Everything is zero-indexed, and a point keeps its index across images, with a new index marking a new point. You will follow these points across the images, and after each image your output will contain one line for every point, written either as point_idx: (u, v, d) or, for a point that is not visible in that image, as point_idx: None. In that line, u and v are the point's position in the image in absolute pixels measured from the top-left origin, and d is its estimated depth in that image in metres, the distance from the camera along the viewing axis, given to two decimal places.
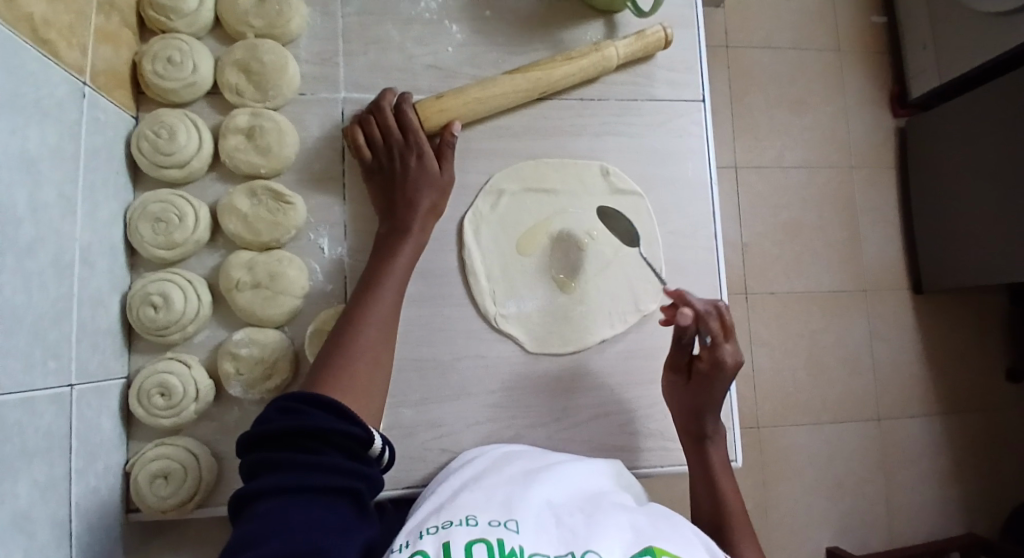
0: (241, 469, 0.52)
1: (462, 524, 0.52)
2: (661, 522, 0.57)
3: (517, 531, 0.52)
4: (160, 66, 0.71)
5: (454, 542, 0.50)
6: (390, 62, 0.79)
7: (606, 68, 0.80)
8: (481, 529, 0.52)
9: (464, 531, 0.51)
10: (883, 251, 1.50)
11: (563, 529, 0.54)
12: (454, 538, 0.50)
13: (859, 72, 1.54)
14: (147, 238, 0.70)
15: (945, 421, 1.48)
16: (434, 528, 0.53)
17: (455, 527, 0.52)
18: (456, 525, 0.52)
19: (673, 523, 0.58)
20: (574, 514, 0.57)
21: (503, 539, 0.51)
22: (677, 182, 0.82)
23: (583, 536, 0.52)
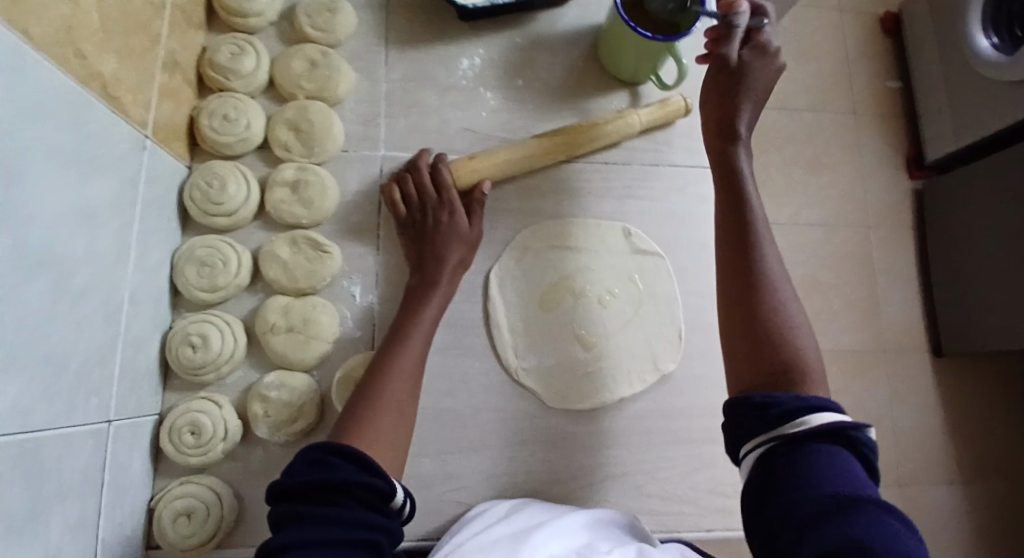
0: (270, 519, 0.54)
1: None
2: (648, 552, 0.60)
3: None
4: (217, 122, 0.77)
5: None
6: (428, 123, 0.84)
7: (630, 134, 0.84)
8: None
9: None
10: (901, 313, 1.50)
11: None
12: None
13: (876, 135, 1.58)
14: (192, 281, 0.74)
15: (967, 490, 1.44)
16: None
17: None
18: None
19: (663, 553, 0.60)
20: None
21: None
22: (696, 244, 0.85)
23: None
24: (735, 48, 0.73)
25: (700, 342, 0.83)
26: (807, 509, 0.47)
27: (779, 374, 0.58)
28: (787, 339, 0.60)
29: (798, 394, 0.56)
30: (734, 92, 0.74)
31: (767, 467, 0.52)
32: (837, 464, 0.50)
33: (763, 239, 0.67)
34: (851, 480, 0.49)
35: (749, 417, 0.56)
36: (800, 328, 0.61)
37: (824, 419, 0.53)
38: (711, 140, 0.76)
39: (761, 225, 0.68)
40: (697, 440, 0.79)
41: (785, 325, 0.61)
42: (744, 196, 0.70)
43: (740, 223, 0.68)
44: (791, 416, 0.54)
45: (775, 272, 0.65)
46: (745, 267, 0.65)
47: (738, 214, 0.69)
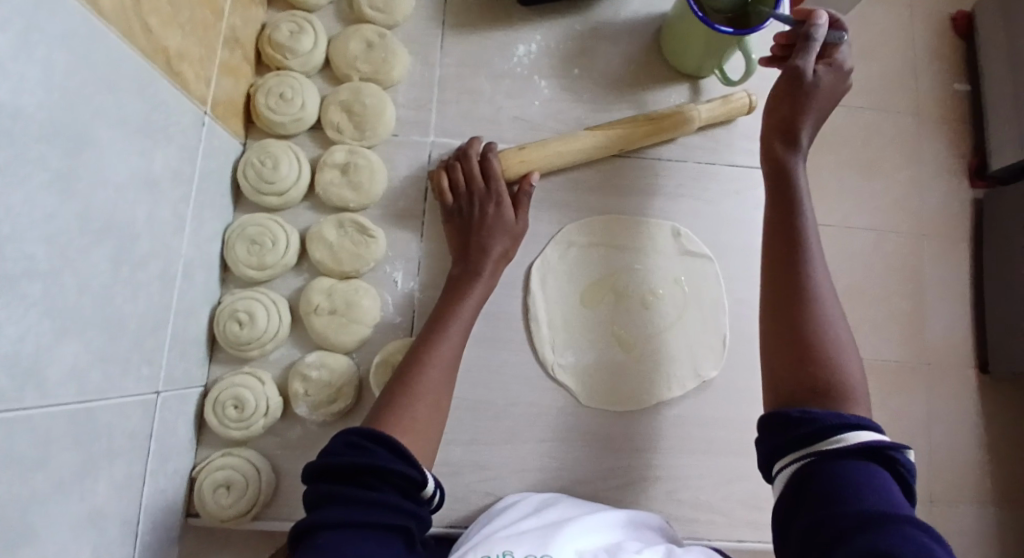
0: (304, 497, 0.55)
1: None
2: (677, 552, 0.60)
3: None
4: (272, 100, 0.76)
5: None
6: (480, 110, 0.82)
7: (688, 132, 0.82)
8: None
9: None
10: (950, 327, 1.45)
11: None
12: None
13: (938, 140, 1.51)
14: (241, 258, 0.74)
15: (1002, 514, 1.40)
16: None
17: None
18: None
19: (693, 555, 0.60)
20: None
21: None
22: (746, 250, 0.83)
23: None
24: (811, 60, 0.69)
25: (743, 350, 0.81)
26: (842, 523, 0.46)
27: (817, 388, 0.57)
28: (829, 353, 0.58)
29: (835, 411, 0.55)
30: (799, 104, 0.70)
31: (802, 478, 0.52)
32: (873, 481, 0.49)
33: (811, 248, 0.65)
34: (885, 496, 0.48)
35: (783, 430, 0.55)
36: (842, 340, 0.60)
37: (859, 435, 0.52)
38: (767, 140, 0.73)
39: (811, 233, 0.66)
40: (732, 450, 0.78)
41: (827, 338, 0.59)
42: (795, 200, 0.68)
43: (789, 230, 0.66)
44: (825, 430, 0.53)
45: (820, 283, 0.63)
46: (791, 274, 0.63)
47: (786, 219, 0.67)
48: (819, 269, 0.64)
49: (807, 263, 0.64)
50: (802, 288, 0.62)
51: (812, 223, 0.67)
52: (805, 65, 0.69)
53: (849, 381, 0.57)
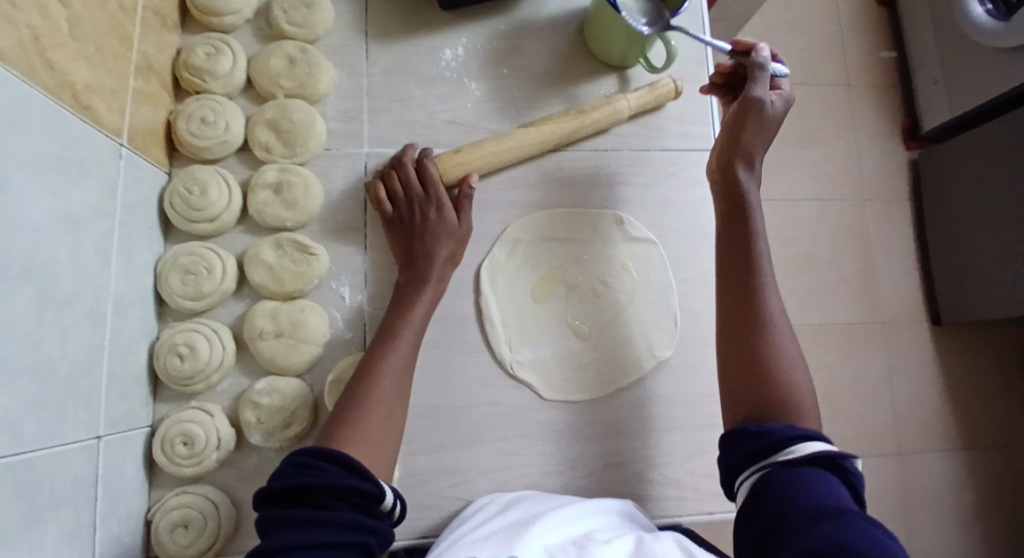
0: (257, 524, 0.54)
1: None
2: (645, 539, 0.61)
3: None
4: (195, 125, 0.75)
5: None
6: (413, 116, 0.82)
7: (619, 120, 0.82)
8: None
9: None
10: (899, 286, 1.49)
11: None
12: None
13: (871, 108, 1.56)
14: (176, 289, 0.72)
15: (967, 459, 1.45)
16: None
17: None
18: None
19: (661, 540, 0.61)
20: (568, 550, 0.59)
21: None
22: (689, 230, 0.84)
23: None
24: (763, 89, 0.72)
25: (695, 328, 0.82)
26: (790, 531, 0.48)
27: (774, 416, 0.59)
28: (785, 379, 0.61)
29: (791, 425, 0.57)
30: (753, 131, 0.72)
31: (758, 490, 0.53)
32: (822, 487, 0.51)
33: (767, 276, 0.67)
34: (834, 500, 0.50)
35: (744, 442, 0.58)
36: (793, 354, 0.63)
37: (811, 446, 0.54)
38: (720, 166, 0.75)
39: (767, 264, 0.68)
40: (694, 427, 0.79)
41: (784, 363, 0.62)
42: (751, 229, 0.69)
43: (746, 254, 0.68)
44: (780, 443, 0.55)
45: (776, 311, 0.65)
46: (750, 303, 0.65)
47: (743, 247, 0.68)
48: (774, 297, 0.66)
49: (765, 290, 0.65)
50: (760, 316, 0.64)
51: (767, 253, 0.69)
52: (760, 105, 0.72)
53: (803, 410, 0.59)
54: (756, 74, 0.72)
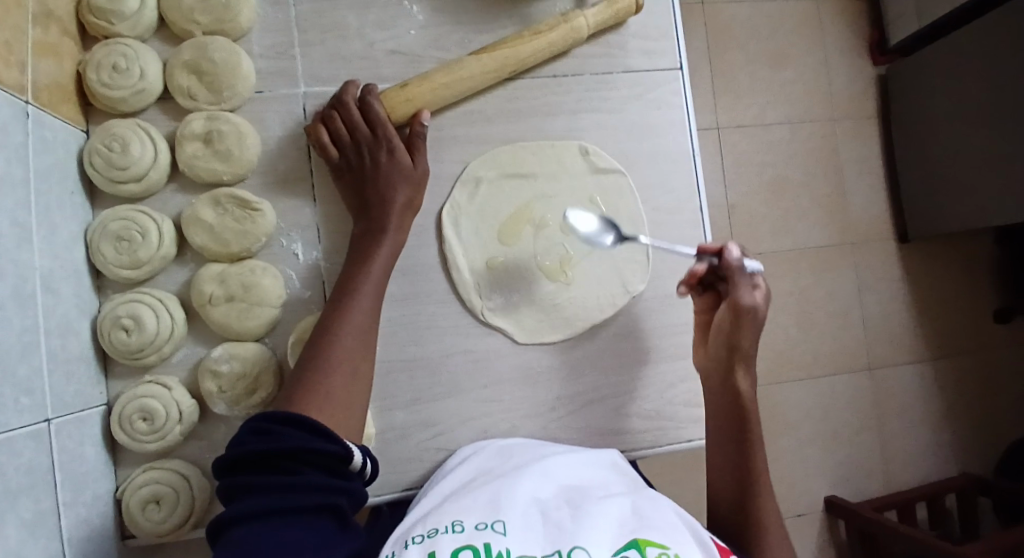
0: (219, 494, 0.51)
1: (447, 531, 0.53)
2: (645, 511, 0.58)
3: (504, 534, 0.54)
4: (105, 75, 0.67)
5: (440, 550, 0.51)
6: (350, 51, 0.75)
7: (577, 40, 0.76)
8: (466, 535, 0.53)
9: (449, 538, 0.52)
10: (869, 202, 1.49)
11: (550, 526, 0.55)
12: (439, 546, 0.51)
13: (837, 19, 1.50)
14: (111, 259, 0.67)
15: (937, 367, 1.49)
16: (420, 536, 0.54)
17: (440, 535, 0.53)
18: (442, 533, 0.53)
19: (662, 511, 0.58)
20: (562, 508, 0.58)
21: (491, 542, 0.52)
22: (658, 156, 0.80)
23: (569, 531, 0.54)
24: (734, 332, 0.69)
25: (669, 259, 0.79)
26: None
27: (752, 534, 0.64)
28: (762, 494, 0.66)
29: None
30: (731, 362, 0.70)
31: None
32: None
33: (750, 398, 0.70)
34: None
35: None
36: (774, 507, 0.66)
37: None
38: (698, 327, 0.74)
39: (748, 386, 0.69)
40: (672, 359, 0.78)
41: (762, 477, 0.67)
42: (733, 349, 0.69)
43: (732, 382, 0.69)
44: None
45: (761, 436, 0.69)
46: (736, 423, 0.69)
47: (734, 372, 0.69)
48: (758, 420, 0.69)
49: (750, 412, 0.69)
50: (748, 440, 0.68)
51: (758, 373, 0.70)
52: (741, 304, 0.67)
53: (776, 529, 0.65)
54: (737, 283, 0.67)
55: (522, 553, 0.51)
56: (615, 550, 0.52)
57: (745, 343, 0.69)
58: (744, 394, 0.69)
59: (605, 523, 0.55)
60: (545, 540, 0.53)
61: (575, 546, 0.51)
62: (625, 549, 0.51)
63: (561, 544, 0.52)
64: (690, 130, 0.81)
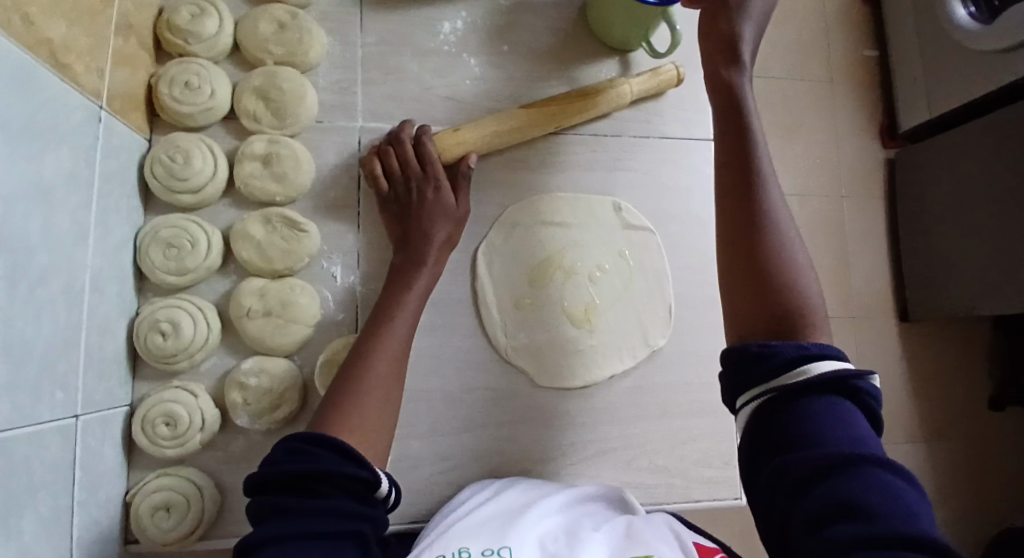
0: (248, 512, 0.52)
1: None
2: (635, 525, 0.60)
3: None
4: (177, 90, 0.70)
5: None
6: (408, 92, 0.79)
7: (621, 104, 0.81)
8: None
9: None
10: (873, 280, 1.53)
11: None
12: None
13: (852, 105, 1.58)
14: (158, 263, 0.69)
15: (929, 450, 1.51)
16: None
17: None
18: None
19: (652, 524, 0.61)
20: (559, 538, 0.59)
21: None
22: (688, 219, 0.84)
23: None
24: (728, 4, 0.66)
25: (689, 318, 0.82)
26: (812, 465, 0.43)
27: (799, 330, 0.50)
28: (784, 262, 0.54)
29: (794, 340, 0.50)
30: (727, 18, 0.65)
31: (766, 415, 0.47)
32: (836, 415, 0.46)
33: (772, 184, 0.58)
34: (850, 432, 0.45)
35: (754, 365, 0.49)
36: (798, 250, 0.55)
37: (827, 364, 0.48)
38: (709, 65, 0.67)
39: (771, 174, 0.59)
40: (684, 416, 0.80)
41: (790, 273, 0.53)
42: (759, 180, 0.58)
43: (745, 186, 0.57)
44: (789, 364, 0.48)
45: (790, 232, 0.55)
46: (749, 213, 0.56)
47: (750, 174, 0.58)
48: (790, 230, 0.56)
49: (761, 162, 0.59)
50: (766, 223, 0.56)
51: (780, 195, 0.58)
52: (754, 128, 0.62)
53: (821, 326, 0.52)
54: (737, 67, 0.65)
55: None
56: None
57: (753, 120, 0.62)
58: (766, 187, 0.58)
59: (598, 543, 0.57)
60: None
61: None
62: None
63: None
64: None
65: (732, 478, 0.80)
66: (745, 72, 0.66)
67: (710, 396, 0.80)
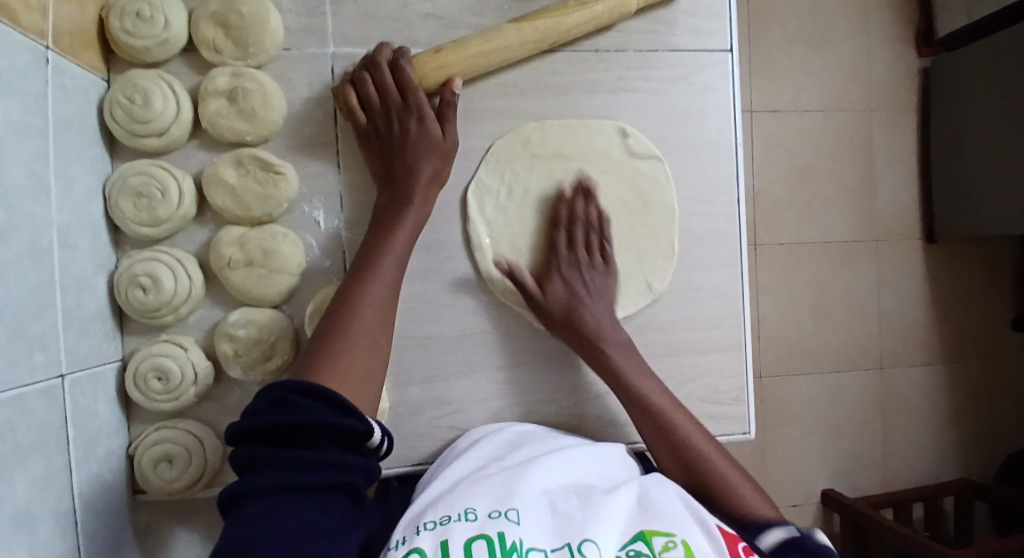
0: (232, 461, 0.50)
1: (460, 520, 0.53)
2: (648, 494, 0.58)
3: (517, 523, 0.53)
4: (129, 22, 0.64)
5: (452, 540, 0.50)
6: (383, 11, 0.71)
7: (624, 15, 0.73)
8: (479, 524, 0.52)
9: (463, 527, 0.51)
10: (900, 198, 1.44)
11: (558, 516, 0.54)
12: (452, 536, 0.50)
13: (890, 3, 1.41)
14: (130, 215, 0.65)
15: (947, 371, 1.48)
16: (432, 522, 0.53)
17: (453, 524, 0.52)
18: (455, 521, 0.52)
19: (665, 491, 0.59)
20: (570, 498, 0.57)
21: (505, 532, 0.51)
22: (698, 143, 0.77)
23: (578, 522, 0.53)
24: None
25: (699, 251, 0.77)
26: None
27: (698, 460, 0.66)
28: (645, 380, 0.68)
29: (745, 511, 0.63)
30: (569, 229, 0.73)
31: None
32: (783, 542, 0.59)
33: (660, 399, 0.68)
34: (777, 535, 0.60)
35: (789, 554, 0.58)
36: (648, 378, 0.69)
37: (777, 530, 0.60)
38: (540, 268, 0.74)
39: (597, 309, 0.70)
40: (690, 352, 0.77)
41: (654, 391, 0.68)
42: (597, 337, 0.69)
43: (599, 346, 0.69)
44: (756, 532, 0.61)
45: (608, 326, 0.70)
46: (628, 395, 0.68)
47: (631, 398, 0.68)
48: (624, 345, 0.70)
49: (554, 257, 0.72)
50: (653, 412, 0.67)
51: (626, 350, 0.69)
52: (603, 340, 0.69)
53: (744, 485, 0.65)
54: (559, 274, 0.71)
55: (532, 545, 0.51)
56: (621, 544, 0.52)
57: (592, 309, 0.70)
58: (668, 413, 0.67)
59: (610, 507, 0.56)
60: (554, 533, 0.52)
61: (585, 538, 0.51)
62: (631, 543, 0.52)
63: (570, 538, 0.51)
64: (733, 116, 0.77)
65: (738, 414, 0.78)
66: (586, 288, 0.71)
67: (717, 333, 0.78)
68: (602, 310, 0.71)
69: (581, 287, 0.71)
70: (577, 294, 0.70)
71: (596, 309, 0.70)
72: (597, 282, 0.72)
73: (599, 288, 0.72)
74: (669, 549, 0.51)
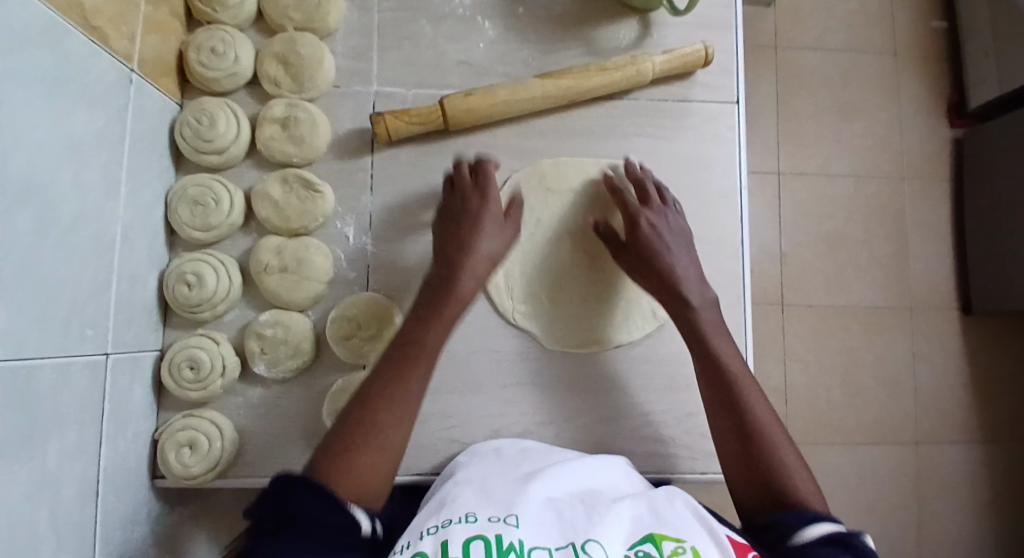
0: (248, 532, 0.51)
1: (461, 521, 0.53)
2: (658, 506, 0.59)
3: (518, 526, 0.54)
4: (204, 55, 0.75)
5: (453, 539, 0.50)
6: (423, 57, 0.81)
7: (641, 83, 0.80)
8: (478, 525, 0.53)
9: (463, 528, 0.52)
10: (932, 267, 1.43)
11: (563, 522, 0.55)
12: (453, 535, 0.51)
13: (917, 77, 1.46)
14: (185, 220, 0.74)
15: (986, 451, 1.41)
16: (434, 527, 0.54)
17: (454, 526, 0.53)
18: (456, 523, 0.53)
19: (674, 504, 0.59)
20: (576, 506, 0.58)
21: (503, 533, 0.52)
22: (707, 186, 0.82)
23: (583, 528, 0.54)
24: None
25: None
26: None
27: (763, 453, 0.61)
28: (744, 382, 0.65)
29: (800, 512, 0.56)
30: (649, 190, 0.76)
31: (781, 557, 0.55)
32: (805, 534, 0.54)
33: (754, 401, 0.64)
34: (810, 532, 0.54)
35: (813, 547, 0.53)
36: (748, 377, 0.65)
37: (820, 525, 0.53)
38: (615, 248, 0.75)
39: (682, 261, 0.71)
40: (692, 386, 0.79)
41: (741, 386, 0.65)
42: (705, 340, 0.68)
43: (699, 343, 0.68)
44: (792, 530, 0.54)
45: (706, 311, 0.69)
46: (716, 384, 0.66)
47: (725, 382, 0.65)
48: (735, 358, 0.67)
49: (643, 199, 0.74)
50: (739, 398, 0.64)
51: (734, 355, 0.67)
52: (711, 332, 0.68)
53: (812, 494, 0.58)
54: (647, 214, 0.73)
55: (534, 546, 0.51)
56: (629, 545, 0.53)
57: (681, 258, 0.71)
58: (759, 417, 0.63)
59: (619, 513, 0.56)
60: (556, 534, 0.53)
61: (589, 538, 0.52)
62: (639, 544, 0.53)
63: (574, 538, 0.52)
64: (740, 164, 0.82)
65: None
66: (673, 234, 0.72)
67: None
68: (690, 263, 0.71)
69: (665, 229, 0.72)
70: (666, 239, 0.71)
71: (677, 240, 0.72)
72: (671, 222, 0.73)
73: (677, 227, 0.73)
74: (678, 554, 0.51)
